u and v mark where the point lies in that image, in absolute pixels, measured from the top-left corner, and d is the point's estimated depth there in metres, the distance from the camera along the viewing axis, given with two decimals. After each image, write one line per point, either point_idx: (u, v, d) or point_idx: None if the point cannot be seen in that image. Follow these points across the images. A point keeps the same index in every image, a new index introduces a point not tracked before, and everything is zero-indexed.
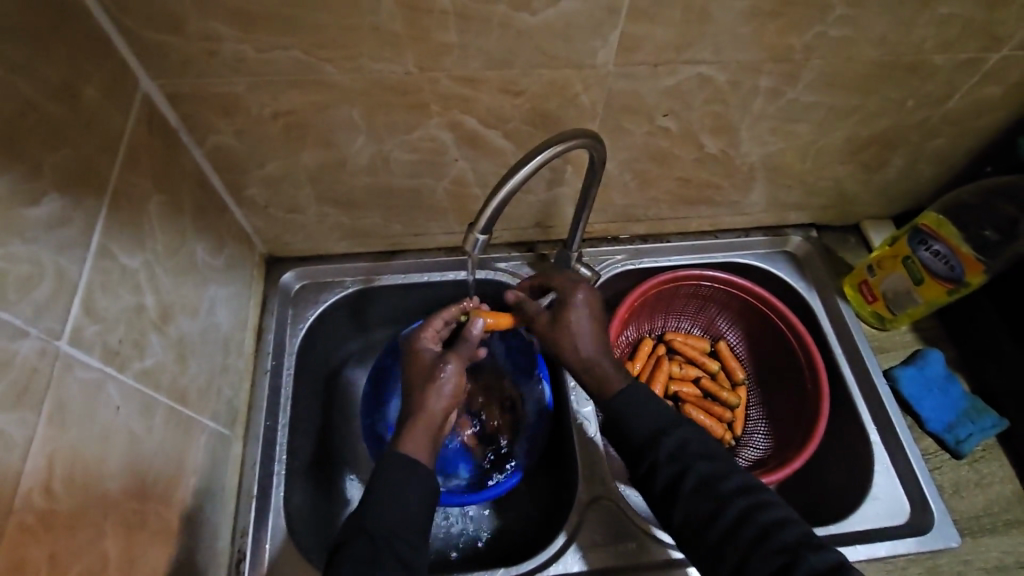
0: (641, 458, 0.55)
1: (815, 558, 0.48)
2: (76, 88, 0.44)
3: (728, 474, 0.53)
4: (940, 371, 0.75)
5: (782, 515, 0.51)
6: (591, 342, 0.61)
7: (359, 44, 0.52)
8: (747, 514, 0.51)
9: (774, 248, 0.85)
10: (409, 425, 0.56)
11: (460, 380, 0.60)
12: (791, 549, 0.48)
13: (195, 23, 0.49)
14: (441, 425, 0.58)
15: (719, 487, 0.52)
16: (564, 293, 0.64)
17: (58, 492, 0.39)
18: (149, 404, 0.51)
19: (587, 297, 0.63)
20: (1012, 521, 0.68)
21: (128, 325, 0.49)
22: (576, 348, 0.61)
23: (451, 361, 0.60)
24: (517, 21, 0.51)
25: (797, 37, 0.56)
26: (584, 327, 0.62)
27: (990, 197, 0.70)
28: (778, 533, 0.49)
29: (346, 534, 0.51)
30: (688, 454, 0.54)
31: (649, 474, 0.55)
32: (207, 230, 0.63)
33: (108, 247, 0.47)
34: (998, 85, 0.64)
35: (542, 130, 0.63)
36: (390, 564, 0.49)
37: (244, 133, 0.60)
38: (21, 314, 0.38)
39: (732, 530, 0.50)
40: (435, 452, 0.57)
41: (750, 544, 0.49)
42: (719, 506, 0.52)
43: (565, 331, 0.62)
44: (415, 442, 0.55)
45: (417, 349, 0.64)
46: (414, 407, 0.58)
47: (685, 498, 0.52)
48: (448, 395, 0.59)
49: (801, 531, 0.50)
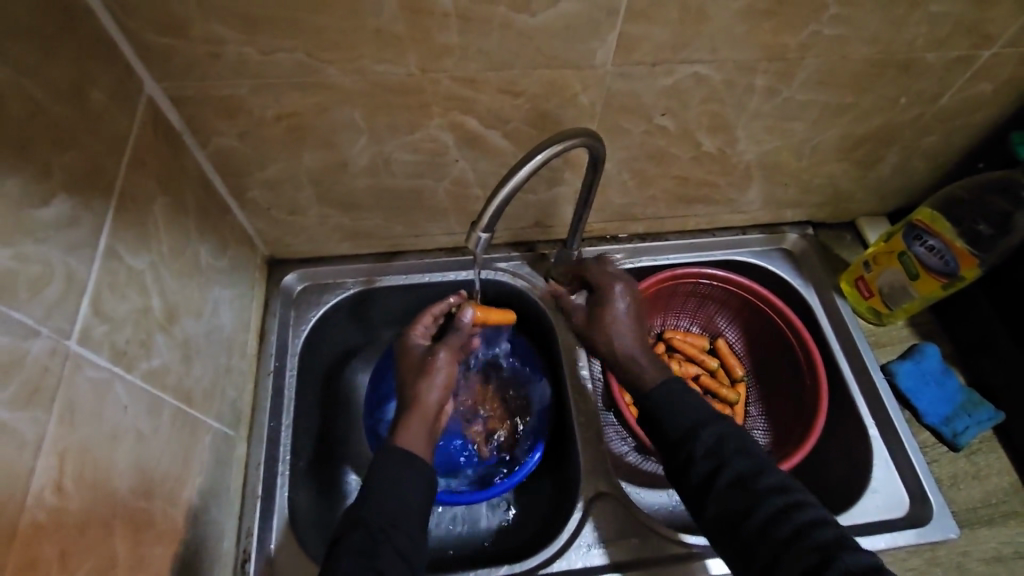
0: (677, 451, 0.56)
1: (850, 559, 0.47)
2: (82, 90, 0.44)
3: (764, 471, 0.53)
4: (937, 364, 0.76)
5: (819, 516, 0.51)
6: (627, 334, 0.63)
7: (361, 46, 0.52)
8: (783, 512, 0.51)
9: (772, 246, 0.86)
10: (406, 419, 0.58)
11: (451, 369, 0.62)
12: (825, 547, 0.48)
13: (198, 27, 0.49)
14: (437, 415, 0.60)
15: (755, 484, 0.52)
16: (603, 287, 0.67)
17: (68, 490, 0.39)
18: (156, 403, 0.51)
19: (626, 292, 0.66)
20: (1009, 512, 0.69)
21: (135, 325, 0.49)
22: (613, 339, 0.64)
23: (439, 352, 0.62)
24: (517, 22, 0.52)
25: (791, 36, 0.57)
26: (622, 321, 0.64)
27: (983, 192, 0.70)
28: (812, 532, 0.49)
29: (344, 530, 0.51)
30: (726, 449, 0.55)
31: (686, 466, 0.55)
32: (210, 231, 0.64)
33: (115, 248, 0.47)
34: (989, 82, 0.65)
35: (543, 130, 0.64)
36: (391, 560, 0.49)
37: (248, 135, 0.60)
38: (31, 314, 0.38)
39: (766, 526, 0.50)
40: (433, 443, 0.59)
41: (783, 543, 0.49)
42: (753, 503, 0.52)
43: (603, 324, 0.65)
44: (409, 434, 0.57)
45: (407, 346, 0.65)
46: (410, 400, 0.59)
47: (720, 493, 0.53)
48: (441, 384, 0.61)
49: (838, 532, 0.50)
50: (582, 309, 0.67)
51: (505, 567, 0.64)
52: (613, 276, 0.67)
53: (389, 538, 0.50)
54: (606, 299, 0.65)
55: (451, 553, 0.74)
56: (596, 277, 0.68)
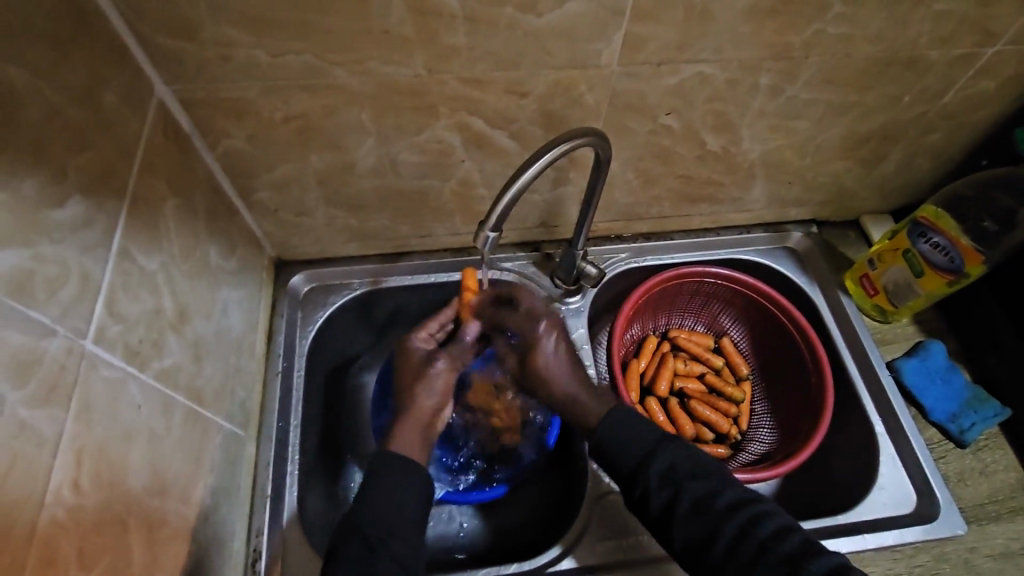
0: (633, 484, 0.57)
1: (816, 566, 0.49)
2: (95, 93, 0.45)
3: (719, 489, 0.55)
4: (942, 362, 0.76)
5: (779, 524, 0.52)
6: (568, 379, 0.64)
7: (369, 47, 0.53)
8: (744, 530, 0.52)
9: (776, 244, 0.86)
10: (400, 422, 0.60)
11: (449, 375, 0.64)
12: (793, 558, 0.50)
13: (209, 30, 0.50)
14: (432, 420, 0.61)
15: (714, 505, 0.53)
16: (526, 333, 0.66)
17: (84, 487, 0.40)
18: (168, 403, 0.52)
19: (552, 333, 0.65)
20: (1016, 508, 0.69)
21: (148, 325, 0.49)
22: (553, 388, 0.65)
23: (440, 359, 0.64)
24: (523, 23, 0.53)
25: (795, 35, 0.57)
26: (553, 363, 0.65)
27: (987, 189, 0.71)
28: (776, 544, 0.51)
29: (350, 531, 0.51)
30: (678, 474, 0.56)
31: (644, 500, 0.56)
32: (219, 233, 0.64)
33: (128, 249, 0.48)
34: (992, 80, 0.65)
35: (548, 130, 0.64)
36: (384, 563, 0.50)
37: (256, 137, 0.61)
38: (48, 313, 0.39)
39: (730, 549, 0.51)
40: (430, 443, 0.61)
41: (751, 561, 0.50)
42: (714, 527, 0.52)
43: (539, 374, 0.65)
44: (406, 438, 0.58)
45: (409, 348, 0.66)
46: (406, 403, 0.61)
47: (681, 521, 0.54)
48: (439, 391, 0.62)
49: (799, 538, 0.51)
50: (513, 357, 0.69)
51: (513, 565, 0.65)
52: (530, 317, 0.66)
53: (389, 540, 0.51)
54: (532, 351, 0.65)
55: (462, 555, 0.74)
56: (518, 321, 0.67)
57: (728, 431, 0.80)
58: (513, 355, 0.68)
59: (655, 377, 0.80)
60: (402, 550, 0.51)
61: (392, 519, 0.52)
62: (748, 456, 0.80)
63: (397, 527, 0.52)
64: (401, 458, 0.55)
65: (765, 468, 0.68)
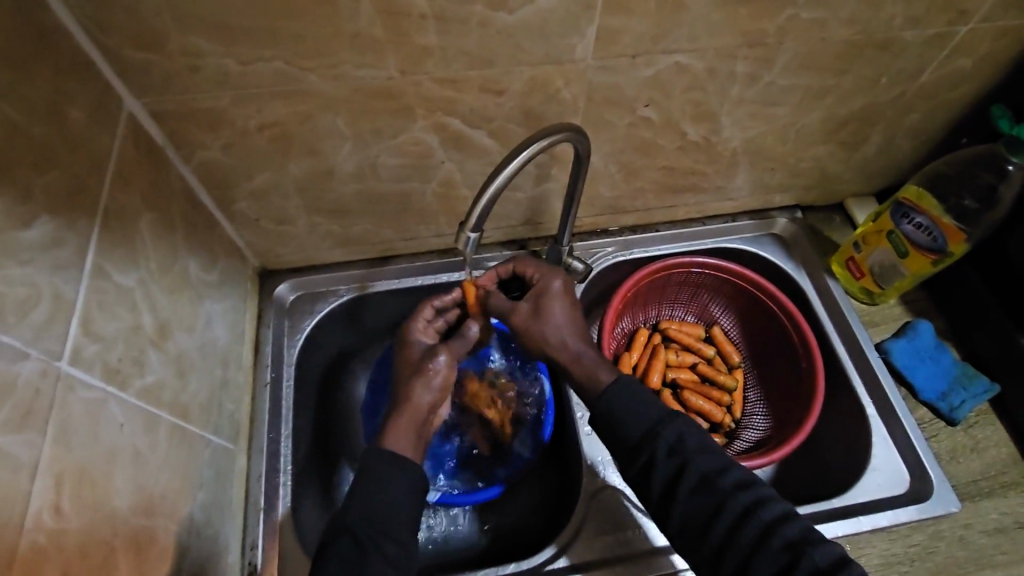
0: (638, 454, 0.56)
1: (818, 553, 0.49)
2: (60, 110, 0.44)
3: (726, 468, 0.54)
4: (930, 341, 0.76)
5: (785, 510, 0.52)
6: (574, 335, 0.62)
7: (339, 52, 0.52)
8: (748, 512, 0.52)
9: (761, 231, 0.86)
10: (392, 419, 0.56)
11: (450, 372, 0.60)
12: (795, 544, 0.50)
13: (175, 39, 0.49)
14: (428, 418, 0.58)
15: (721, 483, 0.53)
16: (542, 283, 0.64)
17: (67, 511, 0.39)
18: (151, 419, 0.51)
19: (565, 286, 0.64)
20: (1008, 483, 0.69)
21: (126, 343, 0.49)
22: (564, 341, 0.62)
23: (440, 354, 0.60)
24: (495, 20, 0.52)
25: (769, 21, 0.57)
26: (562, 320, 0.62)
27: (967, 167, 0.70)
28: (781, 528, 0.51)
29: (330, 536, 0.51)
30: (687, 446, 0.55)
31: (648, 472, 0.55)
32: (199, 245, 0.64)
33: (103, 267, 0.47)
34: (968, 58, 0.65)
35: (526, 127, 0.64)
36: (377, 563, 0.49)
37: (231, 147, 0.60)
38: (20, 337, 0.38)
39: (731, 532, 0.51)
40: (421, 445, 0.57)
41: (753, 546, 0.50)
42: (718, 505, 0.53)
43: (548, 322, 0.62)
44: (398, 436, 0.55)
45: (408, 344, 0.64)
46: (400, 399, 0.58)
47: (685, 497, 0.53)
48: (437, 388, 0.59)
49: (802, 525, 0.52)
50: (522, 303, 0.64)
51: (510, 566, 0.65)
52: (547, 270, 0.66)
53: (381, 532, 0.50)
54: (546, 295, 0.63)
55: (459, 559, 0.73)
56: (534, 272, 0.66)
57: (722, 420, 0.79)
58: (520, 304, 0.64)
59: (647, 370, 0.80)
60: (399, 550, 0.51)
61: (389, 515, 0.51)
62: (742, 444, 0.80)
63: (393, 525, 0.51)
64: (391, 449, 0.54)
65: (758, 455, 0.68)
